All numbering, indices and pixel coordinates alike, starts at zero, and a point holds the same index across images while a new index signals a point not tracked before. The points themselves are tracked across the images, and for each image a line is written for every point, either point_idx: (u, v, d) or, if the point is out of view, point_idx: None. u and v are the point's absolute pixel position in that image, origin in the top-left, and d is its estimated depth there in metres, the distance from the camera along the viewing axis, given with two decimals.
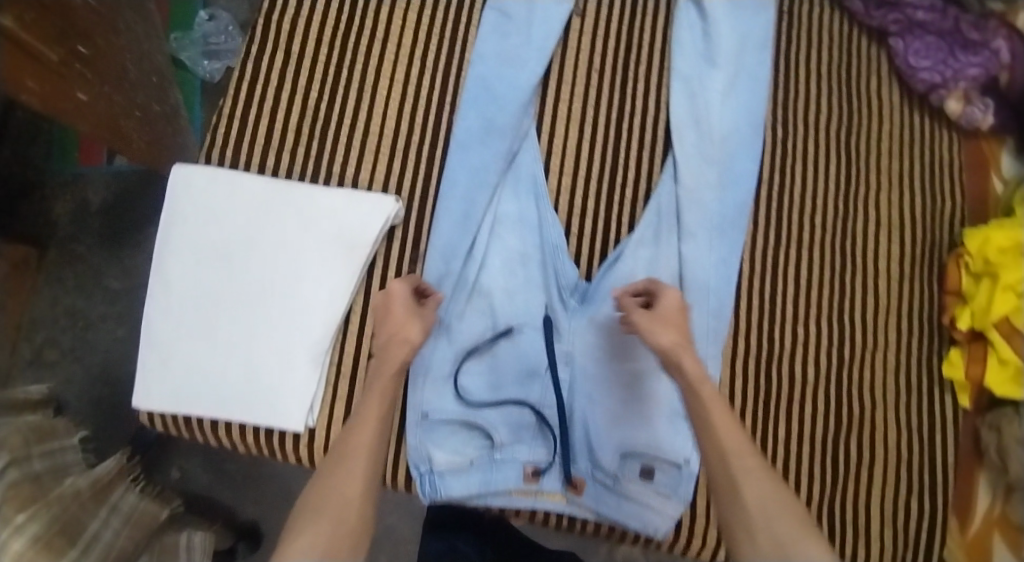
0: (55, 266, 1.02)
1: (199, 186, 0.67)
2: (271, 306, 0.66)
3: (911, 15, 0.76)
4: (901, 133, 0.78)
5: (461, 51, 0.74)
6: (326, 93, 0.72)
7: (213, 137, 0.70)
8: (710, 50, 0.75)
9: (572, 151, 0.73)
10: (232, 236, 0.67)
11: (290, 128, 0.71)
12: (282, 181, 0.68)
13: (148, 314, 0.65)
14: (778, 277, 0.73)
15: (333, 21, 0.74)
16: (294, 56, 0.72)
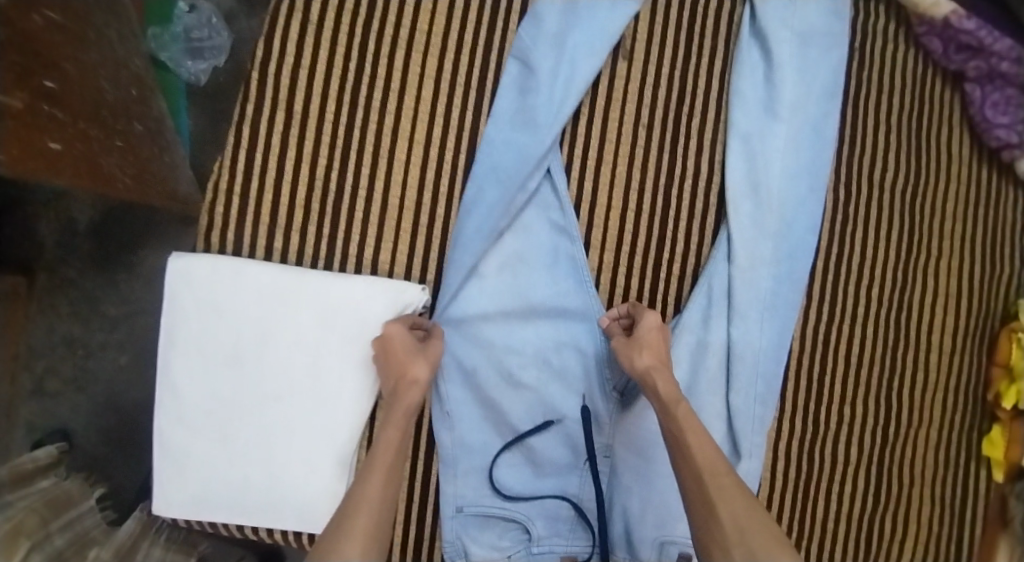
0: (46, 292, 0.93)
1: (202, 279, 0.61)
2: (290, 407, 0.62)
3: (995, 64, 0.68)
4: (966, 193, 0.72)
5: (490, 105, 0.66)
6: (341, 160, 0.64)
7: (219, 214, 0.63)
8: (771, 103, 0.66)
9: (615, 223, 0.67)
10: (243, 333, 0.62)
11: (301, 202, 0.64)
12: (294, 270, 0.62)
13: (159, 422, 0.61)
14: (827, 355, 0.70)
15: (343, 71, 0.64)
16: (300, 115, 0.64)
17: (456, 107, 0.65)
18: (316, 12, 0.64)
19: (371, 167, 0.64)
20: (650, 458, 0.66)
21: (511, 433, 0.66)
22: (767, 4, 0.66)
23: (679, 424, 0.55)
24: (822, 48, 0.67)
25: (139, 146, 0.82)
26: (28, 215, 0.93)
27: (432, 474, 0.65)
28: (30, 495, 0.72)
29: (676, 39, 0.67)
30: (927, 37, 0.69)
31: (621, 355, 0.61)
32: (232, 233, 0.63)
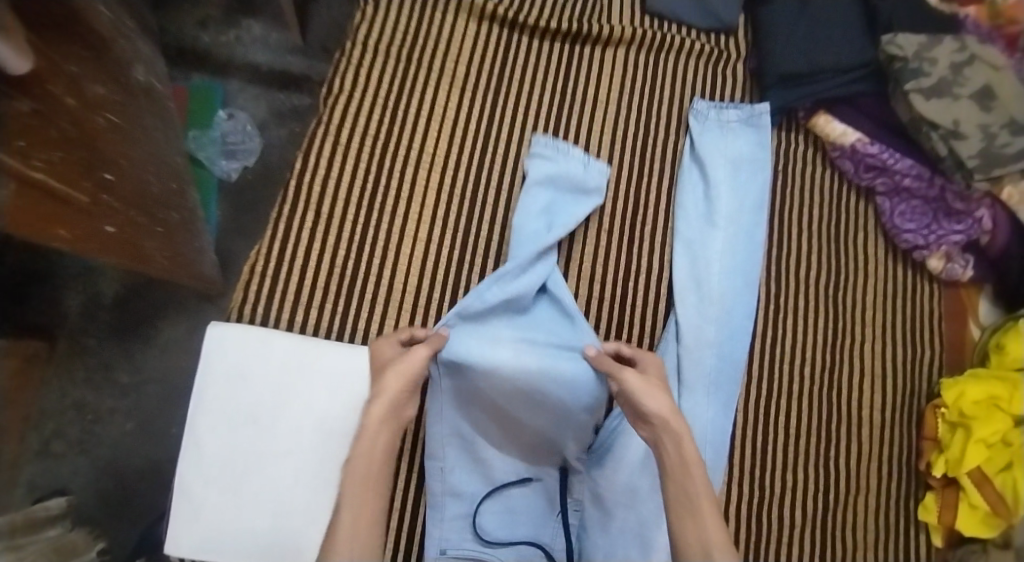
0: (65, 358, 1.03)
1: (236, 345, 0.73)
2: (298, 459, 0.72)
3: (899, 180, 0.81)
4: (884, 286, 0.84)
5: (482, 212, 0.82)
6: (356, 251, 0.79)
7: (254, 292, 0.76)
8: (711, 212, 0.82)
9: (582, 307, 0.79)
10: (264, 393, 0.73)
11: (320, 283, 0.78)
12: (313, 341, 0.74)
13: (182, 466, 0.71)
14: (769, 425, 0.79)
15: (359, 181, 0.81)
16: (322, 215, 0.79)
17: (449, 213, 0.81)
18: (345, 135, 0.82)
19: (379, 257, 0.79)
20: (614, 515, 0.74)
21: (492, 485, 0.73)
22: (702, 137, 0.85)
23: (695, 485, 0.60)
24: (750, 171, 0.84)
25: (174, 231, 0.96)
26: (58, 288, 1.04)
27: (420, 518, 0.73)
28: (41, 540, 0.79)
29: (632, 165, 0.84)
30: (840, 159, 0.84)
31: (642, 393, 0.64)
32: (259, 308, 0.76)
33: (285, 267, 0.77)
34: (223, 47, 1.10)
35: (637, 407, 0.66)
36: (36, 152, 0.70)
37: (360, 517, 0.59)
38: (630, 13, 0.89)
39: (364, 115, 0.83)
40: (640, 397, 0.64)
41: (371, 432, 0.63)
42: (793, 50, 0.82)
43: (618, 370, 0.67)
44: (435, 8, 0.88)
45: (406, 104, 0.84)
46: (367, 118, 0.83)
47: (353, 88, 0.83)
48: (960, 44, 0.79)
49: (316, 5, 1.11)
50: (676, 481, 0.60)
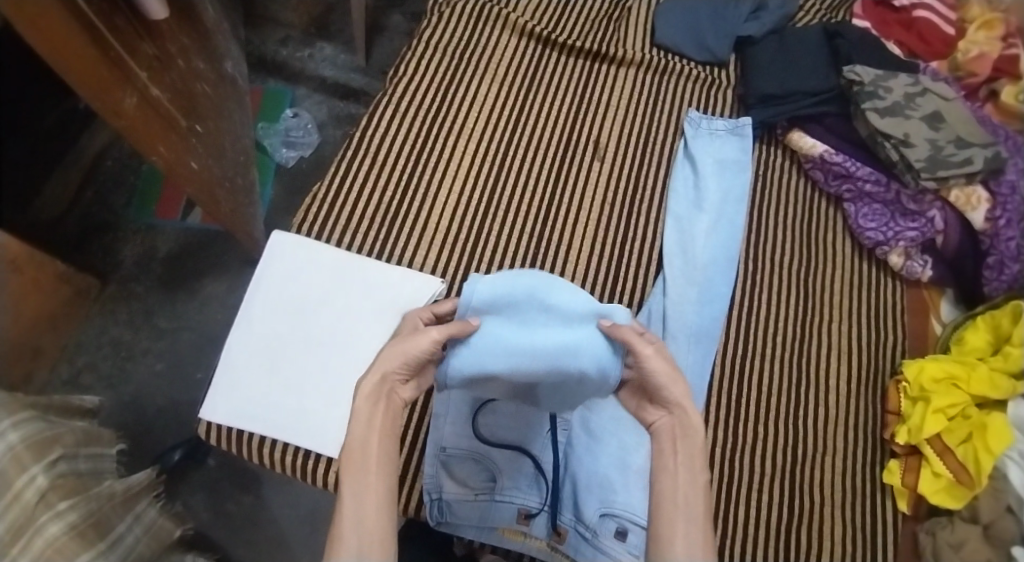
0: (110, 299, 1.15)
1: (285, 249, 0.82)
2: (326, 351, 0.79)
3: (862, 187, 0.94)
4: (851, 278, 0.94)
5: (514, 179, 0.91)
6: (398, 194, 0.87)
7: (304, 214, 0.85)
8: (699, 198, 0.93)
9: (583, 260, 0.88)
10: (303, 295, 0.81)
11: (363, 218, 0.86)
12: (351, 254, 0.83)
13: (226, 345, 0.78)
14: (745, 382, 0.87)
15: (410, 141, 0.91)
16: (377, 162, 0.88)
17: (476, 179, 0.90)
18: (402, 105, 0.93)
19: (413, 201, 0.88)
20: (598, 437, 0.79)
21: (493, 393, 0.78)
22: (695, 140, 0.96)
23: (689, 487, 0.60)
24: (735, 171, 0.96)
25: (237, 193, 1.10)
26: (118, 238, 1.18)
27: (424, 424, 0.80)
28: (72, 424, 0.86)
29: (637, 154, 0.96)
30: (812, 171, 0.98)
31: (666, 381, 0.62)
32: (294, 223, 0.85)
33: (334, 198, 0.85)
34: (298, 61, 1.31)
35: (651, 389, 0.64)
36: (156, 84, 0.88)
37: (367, 500, 0.58)
38: (641, 44, 1.04)
39: (418, 96, 0.94)
40: (664, 383, 0.62)
41: (365, 407, 0.61)
42: (770, 74, 0.98)
43: (637, 341, 0.62)
44: (486, 22, 1.00)
45: (459, 86, 0.95)
46: (419, 98, 0.94)
47: (415, 74, 0.95)
48: (914, 79, 0.94)
49: (381, 36, 1.33)
50: (679, 480, 0.60)
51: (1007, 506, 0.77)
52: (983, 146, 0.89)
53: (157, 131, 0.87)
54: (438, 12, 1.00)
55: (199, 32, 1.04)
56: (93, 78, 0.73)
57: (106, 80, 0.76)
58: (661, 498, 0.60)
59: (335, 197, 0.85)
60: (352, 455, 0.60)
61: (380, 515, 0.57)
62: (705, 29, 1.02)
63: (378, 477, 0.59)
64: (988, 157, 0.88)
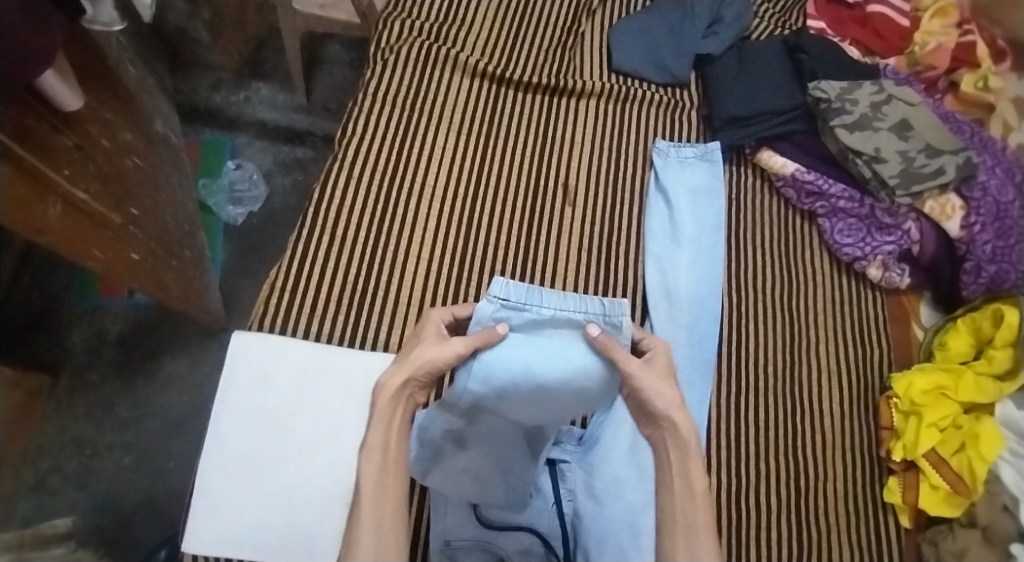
0: (67, 393, 1.07)
1: (253, 351, 0.76)
2: (310, 458, 0.74)
3: (835, 203, 0.93)
4: (833, 294, 0.94)
5: (485, 238, 0.87)
6: (364, 271, 0.82)
7: (266, 306, 0.79)
8: (676, 232, 0.90)
9: None
10: (280, 400, 0.75)
11: (333, 301, 0.80)
12: (325, 347, 0.77)
13: (204, 466, 0.72)
14: (741, 420, 0.86)
15: (373, 212, 0.85)
16: (339, 237, 0.83)
17: (445, 243, 0.86)
18: (357, 170, 0.87)
19: (382, 275, 0.83)
20: (601, 503, 0.76)
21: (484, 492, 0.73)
22: (665, 171, 0.93)
23: (688, 496, 0.60)
24: (708, 199, 0.93)
25: (187, 268, 1.03)
26: (64, 324, 1.10)
27: (424, 517, 0.78)
28: None
29: (608, 192, 0.92)
30: (784, 189, 0.96)
31: (652, 389, 0.61)
32: (254, 319, 0.78)
33: (296, 283, 0.80)
34: (233, 106, 1.22)
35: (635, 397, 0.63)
36: (78, 182, 0.78)
37: (385, 505, 0.56)
38: (598, 71, 0.99)
39: (373, 156, 0.88)
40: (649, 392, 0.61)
41: (386, 410, 0.60)
42: (732, 94, 0.95)
43: (626, 358, 0.62)
44: (435, 65, 0.94)
45: (415, 142, 0.90)
46: (374, 159, 0.88)
47: (366, 133, 0.89)
48: (878, 87, 0.95)
49: (320, 70, 1.25)
50: (676, 494, 0.60)
51: (1003, 505, 0.76)
52: (954, 153, 0.87)
53: (81, 234, 0.77)
54: (382, 60, 0.93)
55: (121, 100, 0.95)
56: (13, 198, 0.66)
57: (20, 197, 0.67)
58: (662, 514, 0.60)
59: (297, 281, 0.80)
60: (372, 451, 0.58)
61: (387, 521, 0.55)
62: (663, 51, 0.99)
63: (398, 481, 0.57)
64: (960, 165, 0.86)
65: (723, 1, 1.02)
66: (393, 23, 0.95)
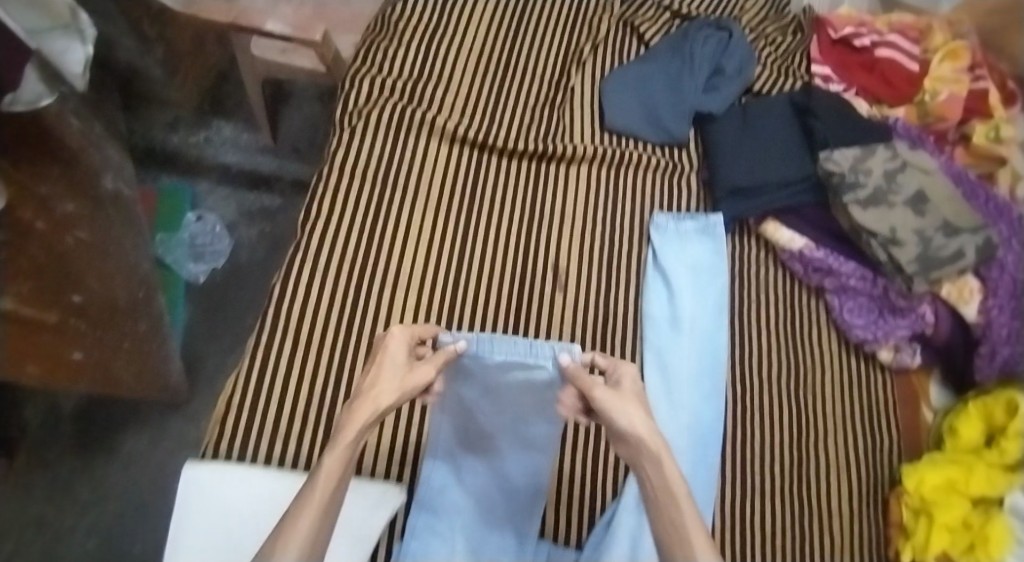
0: (25, 472, 1.00)
1: (212, 484, 0.67)
2: None
3: (844, 281, 0.87)
4: (841, 378, 0.87)
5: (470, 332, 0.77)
6: (330, 378, 0.73)
7: (220, 429, 0.70)
8: (676, 317, 0.82)
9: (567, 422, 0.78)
10: (241, 543, 0.65)
11: (298, 415, 0.71)
12: (289, 479, 0.68)
13: None
14: (745, 531, 0.76)
15: (340, 304, 0.76)
16: (305, 338, 0.74)
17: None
18: (323, 257, 0.78)
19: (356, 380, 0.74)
20: None
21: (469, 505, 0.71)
22: (663, 248, 0.86)
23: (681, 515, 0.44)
24: (709, 278, 0.85)
25: (142, 344, 0.93)
26: None
27: None
28: None
29: (601, 268, 0.84)
30: (790, 261, 0.89)
31: (615, 409, 0.50)
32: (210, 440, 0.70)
33: (255, 394, 0.71)
34: (193, 148, 1.14)
35: (608, 428, 0.52)
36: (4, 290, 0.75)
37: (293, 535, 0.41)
38: (589, 131, 0.91)
39: (343, 241, 0.79)
40: (612, 412, 0.50)
41: (356, 435, 0.46)
42: (736, 161, 0.87)
43: (590, 384, 0.52)
44: (410, 132, 0.85)
45: (387, 219, 0.81)
46: (344, 244, 0.79)
47: (332, 213, 0.80)
48: (892, 152, 0.86)
49: (287, 105, 1.16)
50: (664, 509, 0.45)
51: None
52: (972, 232, 0.81)
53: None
54: (350, 128, 0.84)
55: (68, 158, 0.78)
56: None
57: None
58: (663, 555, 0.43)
59: (257, 393, 0.71)
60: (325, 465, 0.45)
61: (318, 549, 0.42)
62: (659, 108, 0.90)
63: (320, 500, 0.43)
64: (979, 246, 0.81)
65: (725, 51, 0.94)
66: (363, 83, 0.86)
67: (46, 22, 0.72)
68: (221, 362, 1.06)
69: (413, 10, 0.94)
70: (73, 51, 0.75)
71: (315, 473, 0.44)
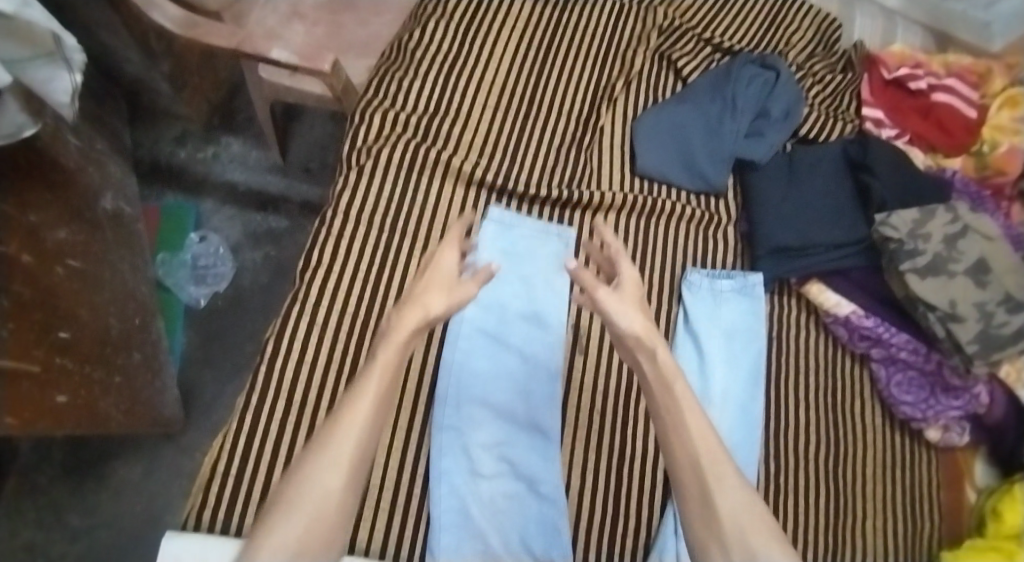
0: (15, 497, 0.96)
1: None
2: None
3: (894, 352, 0.80)
4: (883, 457, 0.80)
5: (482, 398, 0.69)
6: None
7: (198, 499, 0.61)
8: (706, 386, 0.74)
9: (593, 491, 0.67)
10: None
11: None
12: None
13: None
14: None
15: (335, 366, 0.67)
16: (298, 404, 0.65)
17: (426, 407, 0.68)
18: (320, 314, 0.69)
19: None
20: None
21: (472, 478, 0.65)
22: (696, 306, 0.78)
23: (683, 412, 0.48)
24: (745, 340, 0.78)
25: (134, 374, 0.87)
26: None
27: None
28: None
29: None
30: (833, 325, 0.82)
31: (619, 312, 0.52)
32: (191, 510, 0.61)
33: (241, 465, 0.62)
34: (200, 165, 1.09)
35: (609, 328, 0.54)
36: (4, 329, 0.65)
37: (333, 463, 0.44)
38: (619, 177, 0.84)
39: (344, 289, 0.71)
40: (612, 314, 0.52)
41: (397, 345, 0.48)
42: (780, 216, 0.81)
43: (593, 284, 0.53)
44: (422, 172, 0.78)
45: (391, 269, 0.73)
46: (347, 293, 0.70)
47: (333, 261, 0.72)
48: (952, 215, 0.78)
49: (299, 123, 1.12)
50: (663, 407, 0.49)
51: None
52: None
53: (28, 400, 0.68)
54: (356, 167, 0.77)
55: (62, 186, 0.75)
56: None
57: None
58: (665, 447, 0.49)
59: (240, 463, 0.62)
60: (370, 376, 0.47)
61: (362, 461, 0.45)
62: (697, 152, 0.83)
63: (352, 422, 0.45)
64: None
65: (770, 94, 0.88)
66: (373, 116, 0.79)
67: (26, 51, 0.61)
68: (218, 394, 1.01)
69: (432, 36, 0.87)
70: (58, 80, 0.65)
71: (358, 388, 0.47)
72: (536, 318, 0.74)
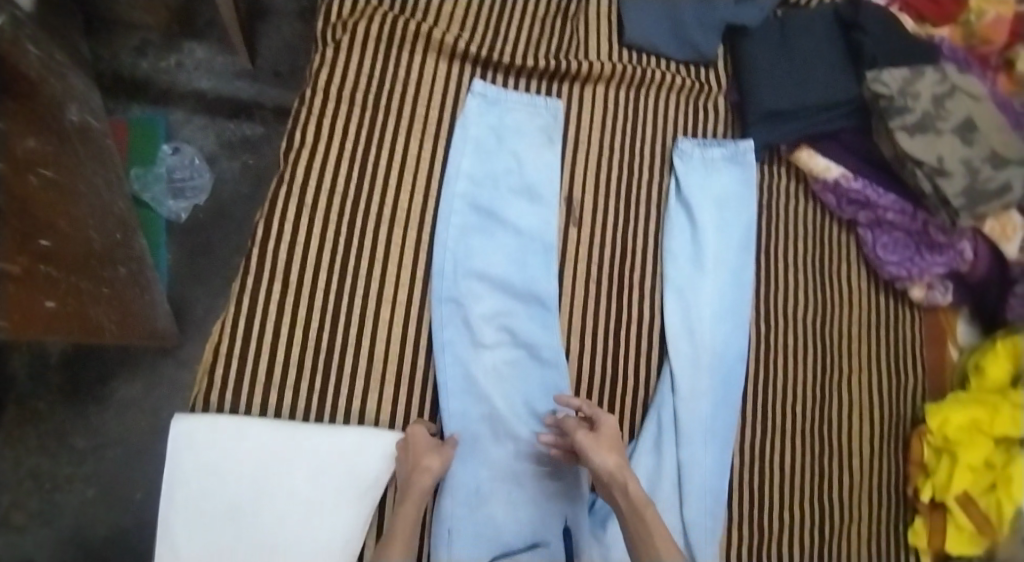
0: (15, 423, 0.95)
1: (201, 437, 0.60)
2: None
3: (882, 215, 0.81)
4: (868, 318, 0.83)
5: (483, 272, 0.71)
6: (326, 326, 0.65)
7: (210, 380, 0.62)
8: (699, 255, 0.75)
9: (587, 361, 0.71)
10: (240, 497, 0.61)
11: (297, 366, 0.64)
12: (285, 431, 0.62)
13: None
14: (763, 481, 0.74)
15: (330, 247, 0.67)
16: (298, 288, 0.65)
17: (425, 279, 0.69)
18: (309, 194, 0.68)
19: (361, 324, 0.66)
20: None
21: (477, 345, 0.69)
22: (689, 177, 0.78)
23: (651, 527, 0.56)
24: (736, 210, 0.78)
25: (122, 288, 0.86)
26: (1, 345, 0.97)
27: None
28: None
29: (625, 197, 0.77)
30: (822, 193, 0.83)
31: (596, 452, 0.59)
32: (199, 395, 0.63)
33: (245, 351, 0.63)
34: (164, 74, 1.04)
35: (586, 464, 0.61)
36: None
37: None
38: (606, 50, 0.81)
39: (332, 172, 0.69)
40: (588, 453, 0.59)
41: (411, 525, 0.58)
42: (771, 81, 0.79)
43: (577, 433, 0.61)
44: (402, 46, 0.74)
45: (378, 147, 0.71)
46: (335, 172, 0.69)
47: (318, 142, 0.69)
48: (941, 74, 0.77)
49: (265, 23, 1.06)
50: (633, 519, 0.57)
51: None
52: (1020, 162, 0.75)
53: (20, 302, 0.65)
54: (333, 43, 0.73)
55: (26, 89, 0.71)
56: None
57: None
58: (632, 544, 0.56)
59: (246, 349, 0.63)
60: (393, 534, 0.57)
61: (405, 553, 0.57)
62: (684, 18, 0.81)
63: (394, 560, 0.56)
64: None
65: None
66: None
67: None
68: (210, 308, 1.00)
69: None
70: None
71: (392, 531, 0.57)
72: (530, 192, 0.74)
